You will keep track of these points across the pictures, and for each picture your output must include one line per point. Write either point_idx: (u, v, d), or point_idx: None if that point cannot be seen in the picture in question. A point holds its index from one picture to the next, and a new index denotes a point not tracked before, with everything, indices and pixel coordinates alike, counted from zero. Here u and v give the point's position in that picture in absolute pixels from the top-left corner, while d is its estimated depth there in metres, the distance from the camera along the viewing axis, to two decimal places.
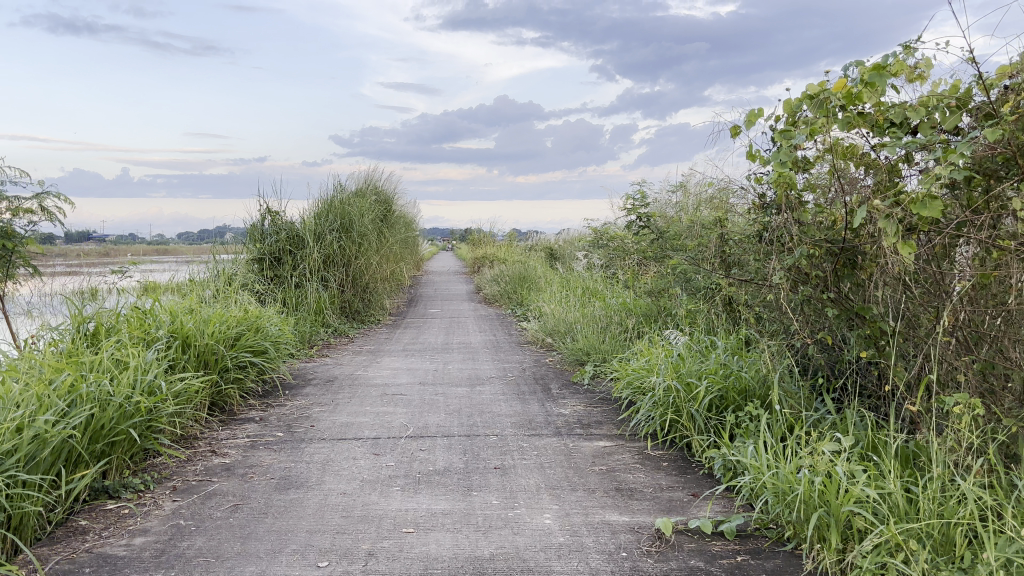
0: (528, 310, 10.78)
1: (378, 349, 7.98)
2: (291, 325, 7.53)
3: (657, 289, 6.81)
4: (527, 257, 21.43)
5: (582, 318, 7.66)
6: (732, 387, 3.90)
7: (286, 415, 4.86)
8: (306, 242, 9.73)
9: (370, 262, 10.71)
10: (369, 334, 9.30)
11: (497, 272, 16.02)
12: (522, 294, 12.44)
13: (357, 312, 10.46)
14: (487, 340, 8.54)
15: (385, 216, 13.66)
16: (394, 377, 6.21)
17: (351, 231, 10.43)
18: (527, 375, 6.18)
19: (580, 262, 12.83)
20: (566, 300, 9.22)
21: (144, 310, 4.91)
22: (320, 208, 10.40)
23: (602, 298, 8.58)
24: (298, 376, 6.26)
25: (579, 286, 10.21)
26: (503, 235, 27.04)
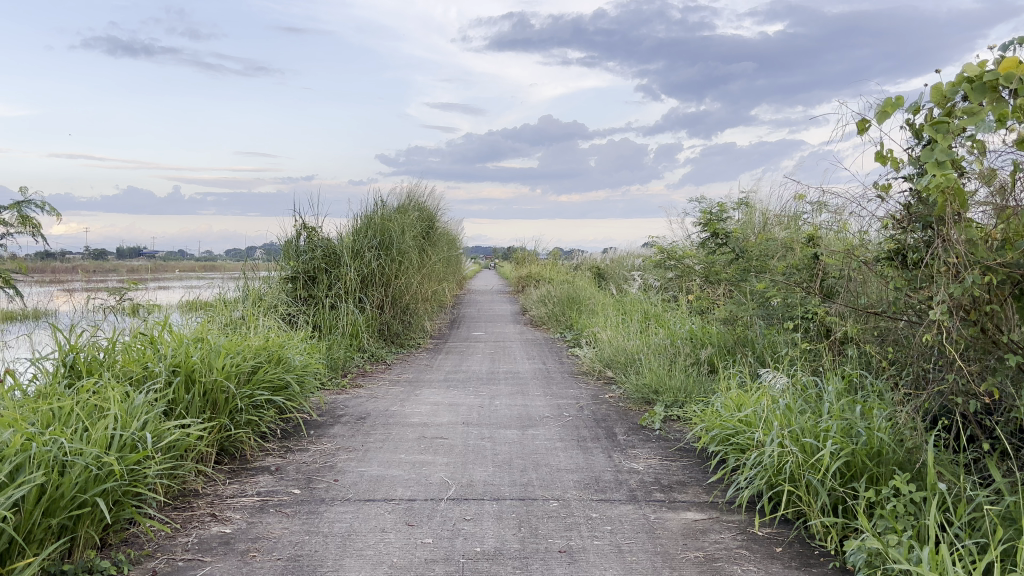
0: (580, 335, 9.98)
1: (417, 378, 7.25)
2: (323, 351, 6.86)
3: (734, 317, 5.96)
4: (574, 276, 20.60)
5: (645, 348, 6.83)
6: (865, 452, 3.07)
7: (307, 465, 4.13)
8: (343, 261, 9.08)
9: (411, 281, 10.01)
10: (411, 360, 8.60)
11: (544, 292, 15.26)
12: (572, 317, 11.61)
13: (397, 336, 9.76)
14: (538, 369, 7.77)
15: (427, 233, 13.01)
16: (434, 415, 5.45)
17: (392, 249, 9.76)
18: (586, 416, 5.36)
19: (634, 283, 12.01)
20: (623, 326, 8.38)
21: (147, 338, 4.24)
22: (359, 224, 9.76)
23: (665, 325, 7.73)
24: (327, 411, 5.54)
25: (636, 310, 9.37)
26: (547, 254, 26.31)
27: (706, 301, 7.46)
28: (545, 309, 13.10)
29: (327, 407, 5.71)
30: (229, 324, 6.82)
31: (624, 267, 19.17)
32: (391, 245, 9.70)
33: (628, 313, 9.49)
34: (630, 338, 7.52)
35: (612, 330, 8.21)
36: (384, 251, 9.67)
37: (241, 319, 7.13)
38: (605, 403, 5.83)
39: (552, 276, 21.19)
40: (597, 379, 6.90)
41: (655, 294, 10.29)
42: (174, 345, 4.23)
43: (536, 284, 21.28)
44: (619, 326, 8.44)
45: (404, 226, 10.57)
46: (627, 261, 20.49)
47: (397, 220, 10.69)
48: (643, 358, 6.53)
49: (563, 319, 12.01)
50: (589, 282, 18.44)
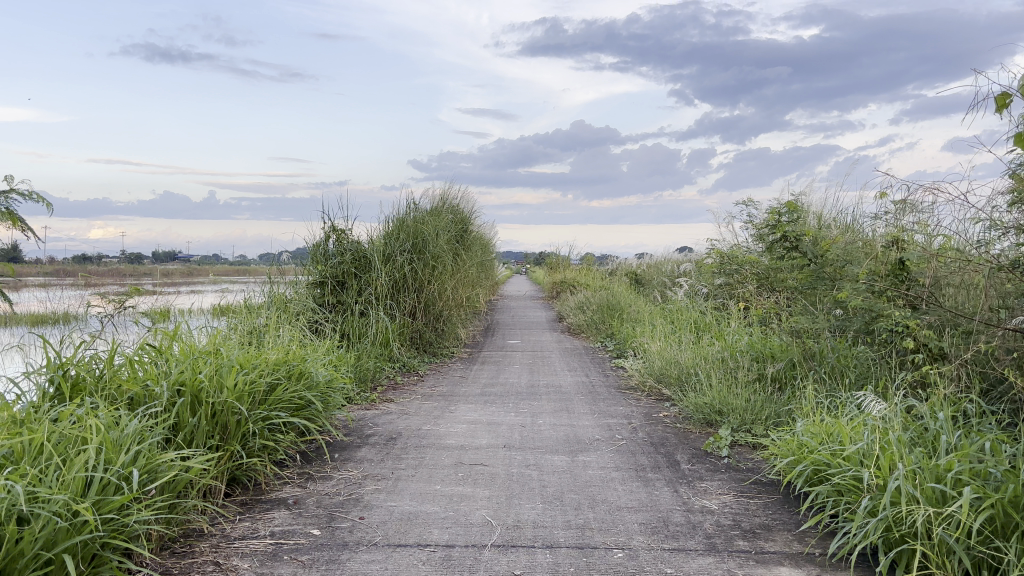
0: (623, 345, 9.41)
1: (452, 390, 6.74)
2: (351, 362, 6.38)
3: (804, 329, 5.37)
4: (610, 282, 19.99)
5: (701, 362, 6.25)
6: (1011, 502, 2.48)
7: (330, 497, 3.62)
8: (373, 265, 8.61)
9: (445, 287, 9.51)
10: (445, 370, 8.12)
11: (581, 298, 14.69)
12: (613, 326, 11.03)
13: (430, 344, 9.26)
14: (580, 382, 7.23)
15: (461, 237, 12.53)
16: (472, 436, 4.93)
17: (425, 253, 9.27)
18: (641, 439, 4.80)
19: (679, 289, 11.42)
20: (672, 337, 7.80)
21: (152, 352, 3.78)
22: (392, 226, 9.29)
23: (720, 337, 7.13)
24: (355, 430, 5.03)
25: (684, 320, 8.77)
26: (581, 259, 25.70)
27: (766, 311, 6.86)
28: (584, 316, 12.53)
29: (354, 424, 5.22)
30: (252, 333, 6.37)
31: (663, 273, 18.52)
32: (424, 249, 9.21)
33: (675, 323, 8.90)
34: (682, 351, 6.94)
35: (661, 341, 7.64)
36: (417, 255, 9.18)
37: (265, 328, 6.69)
38: (661, 424, 5.26)
39: (587, 281, 20.60)
40: (649, 395, 6.33)
41: (703, 302, 9.68)
42: (182, 359, 3.75)
43: (571, 290, 20.70)
44: (668, 337, 7.86)
45: (438, 229, 10.07)
46: (665, 266, 19.83)
47: (431, 223, 10.21)
48: (699, 373, 5.94)
49: (603, 328, 11.43)
50: (628, 288, 17.82)
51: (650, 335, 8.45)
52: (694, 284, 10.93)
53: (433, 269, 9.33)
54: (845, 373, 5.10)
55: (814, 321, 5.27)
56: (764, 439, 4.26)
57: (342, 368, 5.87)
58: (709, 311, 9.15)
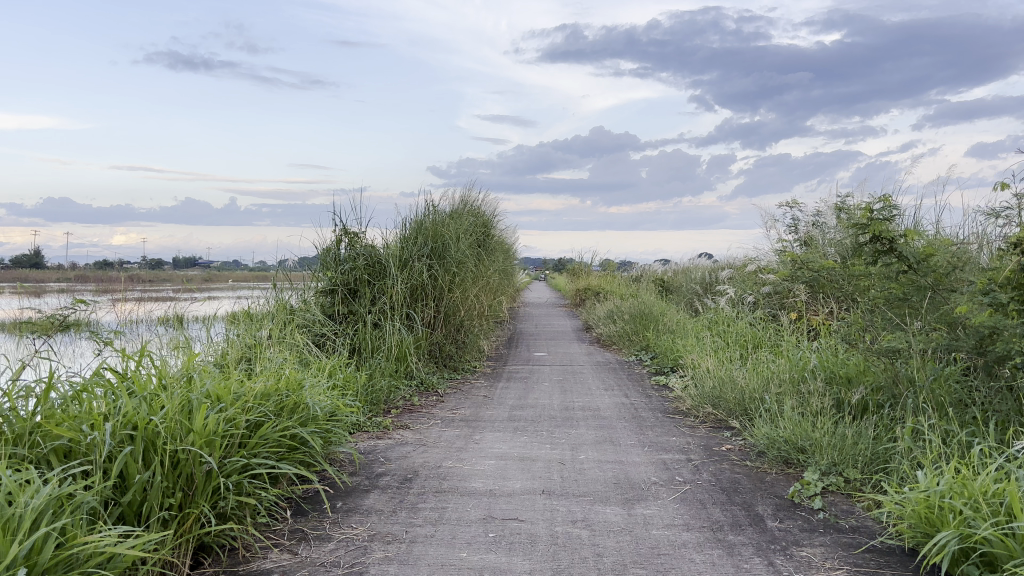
0: (663, 360, 8.57)
1: (476, 414, 5.92)
2: (361, 384, 5.59)
3: (898, 349, 4.51)
4: (636, 290, 19.09)
5: (767, 388, 5.39)
6: None
7: (326, 570, 2.78)
8: (388, 271, 7.82)
9: (466, 296, 8.70)
10: (464, 388, 7.31)
11: (609, 307, 13.84)
12: (648, 338, 10.15)
13: (450, 357, 8.45)
14: (618, 404, 6.41)
15: (483, 241, 11.73)
16: (503, 476, 4.10)
17: (445, 258, 8.48)
18: (710, 485, 3.96)
19: (719, 298, 10.58)
20: (722, 354, 6.93)
21: (105, 383, 3.03)
22: (411, 230, 8.51)
23: (781, 355, 6.26)
24: (363, 468, 4.22)
25: (732, 333, 7.89)
26: (604, 265, 24.83)
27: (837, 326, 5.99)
28: (613, 326, 11.66)
29: (362, 460, 4.41)
30: (248, 350, 5.59)
31: (692, 281, 17.61)
32: (445, 254, 8.41)
33: (721, 337, 8.04)
34: (737, 372, 6.08)
35: (712, 358, 6.77)
36: (436, 261, 8.39)
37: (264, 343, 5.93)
38: (728, 462, 4.41)
39: (611, 289, 19.74)
40: (704, 422, 5.47)
41: (749, 313, 8.80)
42: (139, 392, 3.00)
43: (596, 298, 19.82)
44: (718, 354, 6.99)
45: (460, 233, 9.27)
46: (695, 273, 18.90)
47: (453, 227, 9.43)
48: (767, 399, 5.08)
49: (636, 341, 10.56)
50: (656, 295, 16.93)
51: (694, 351, 7.58)
52: (737, 293, 10.05)
53: (454, 276, 8.53)
54: (952, 403, 4.23)
55: (910, 338, 4.40)
56: (877, 496, 3.40)
57: (349, 392, 5.08)
58: (758, 324, 8.26)
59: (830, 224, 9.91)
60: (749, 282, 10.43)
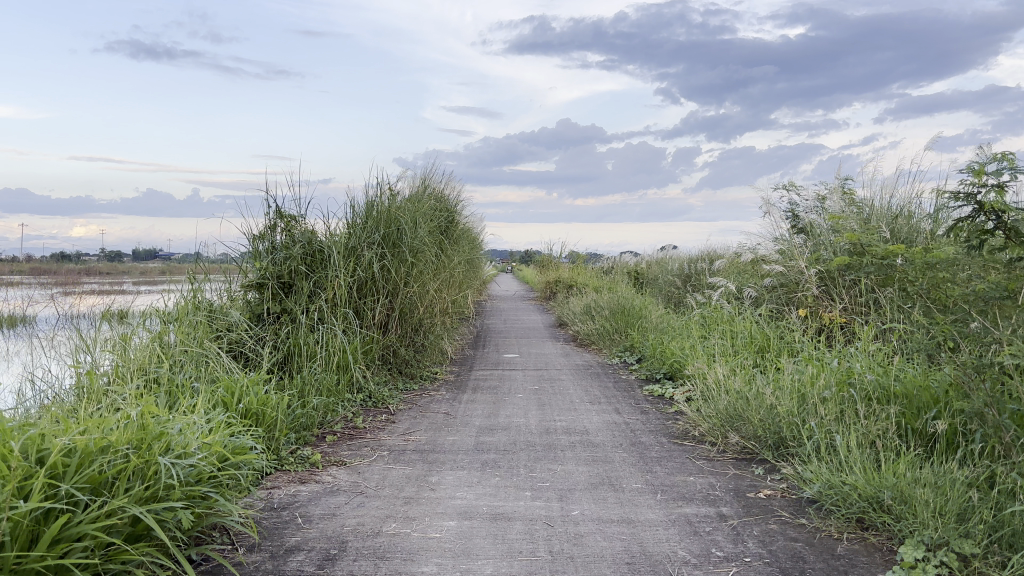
0: (653, 365, 7.40)
1: (434, 442, 4.67)
2: (283, 410, 4.33)
3: (998, 363, 3.36)
4: (610, 282, 17.95)
5: (807, 409, 4.21)
6: None
7: None
8: (331, 260, 6.53)
9: (424, 290, 7.44)
10: (420, 402, 6.05)
11: (585, 301, 12.63)
12: (633, 338, 8.95)
13: (406, 362, 7.18)
14: (608, 424, 5.20)
15: (446, 229, 10.45)
16: (468, 552, 2.85)
17: (401, 244, 7.21)
18: (764, 566, 2.75)
19: (711, 292, 9.44)
20: (732, 361, 5.75)
21: None
22: (360, 212, 7.23)
23: (812, 363, 5.08)
24: (268, 541, 2.95)
25: (737, 333, 6.72)
26: (575, 256, 23.66)
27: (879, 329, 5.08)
28: (591, 324, 10.46)
29: (268, 525, 3.14)
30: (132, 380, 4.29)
31: (670, 273, 16.49)
32: (400, 241, 7.14)
33: (723, 338, 6.87)
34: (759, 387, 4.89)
35: (722, 366, 5.59)
36: (391, 248, 7.13)
37: (161, 363, 4.65)
38: (777, 521, 3.21)
39: (583, 281, 18.55)
40: (724, 455, 4.27)
41: (752, 310, 7.65)
42: None
43: (567, 292, 18.64)
44: (728, 361, 5.82)
45: (419, 218, 7.99)
46: (672, 265, 17.79)
47: (411, 211, 8.15)
48: (813, 426, 3.90)
49: (619, 341, 9.36)
50: (632, 288, 15.78)
51: (696, 357, 6.40)
52: (732, 287, 8.90)
53: (412, 267, 7.28)
54: None
55: (1021, 345, 3.24)
56: None
57: (257, 429, 3.81)
58: (765, 322, 7.10)
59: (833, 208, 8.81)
60: (743, 275, 9.29)
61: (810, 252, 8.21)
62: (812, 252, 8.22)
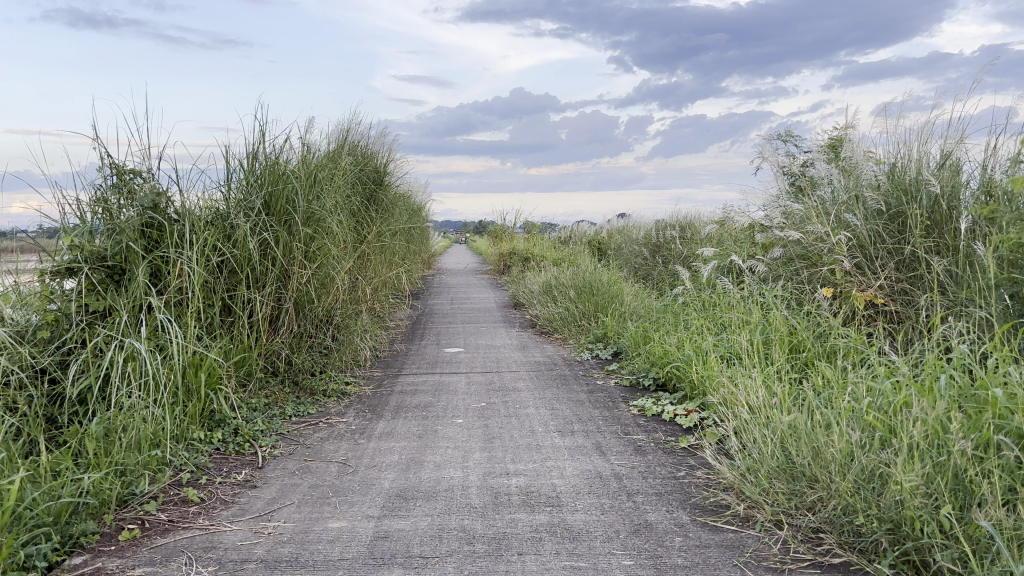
0: (637, 365, 5.59)
1: (304, 538, 2.77)
2: (9, 511, 2.42)
3: None
4: (569, 253, 16.09)
5: (948, 491, 2.42)
6: None
7: None
8: (182, 238, 4.56)
9: (328, 272, 5.50)
10: (309, 439, 4.15)
11: (543, 277, 10.76)
12: (606, 328, 7.10)
13: (304, 370, 5.26)
14: (589, 479, 3.35)
15: (371, 193, 8.46)
16: None
17: (297, 210, 5.26)
18: None
19: (700, 265, 7.66)
20: (763, 376, 3.92)
21: None
22: (239, 167, 5.25)
23: (902, 386, 3.28)
24: None
25: (752, 325, 4.93)
26: (528, 225, 21.73)
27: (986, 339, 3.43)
28: (551, 306, 8.59)
29: None
30: None
31: (637, 243, 14.68)
32: (294, 204, 5.20)
33: (733, 331, 5.06)
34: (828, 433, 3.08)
35: (755, 383, 3.76)
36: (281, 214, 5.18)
37: None
38: None
39: (540, 253, 16.69)
40: (800, 564, 2.45)
41: (762, 289, 5.85)
42: None
43: (523, 265, 16.72)
44: (756, 374, 4.00)
45: (324, 177, 6.01)
46: (637, 233, 16.02)
47: (319, 168, 6.18)
48: (989, 526, 2.09)
49: (587, 330, 7.50)
50: (594, 260, 13.94)
51: (703, 366, 4.58)
52: (727, 259, 7.10)
53: (308, 242, 5.35)
54: None
55: None
56: None
57: None
58: (786, 306, 5.32)
59: (850, 160, 7.06)
60: (736, 244, 7.49)
61: (829, 212, 6.43)
62: (831, 213, 6.45)
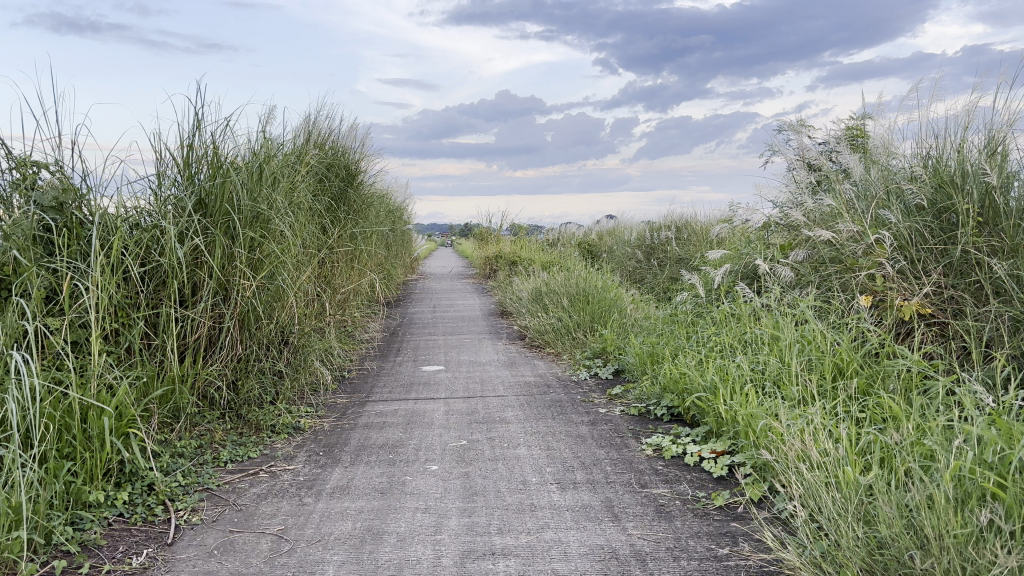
0: (646, 389, 4.75)
1: None
2: None
3: None
4: (557, 256, 15.22)
5: None
6: None
7: None
8: (90, 250, 3.69)
9: (280, 283, 4.64)
10: (242, 498, 3.28)
11: (532, 283, 9.90)
12: (605, 342, 6.26)
13: (249, 401, 4.42)
14: (602, 562, 2.51)
15: (340, 192, 7.58)
16: None
17: (240, 211, 4.40)
18: None
19: (708, 269, 6.84)
20: (819, 417, 3.09)
21: None
22: (170, 159, 4.40)
23: (1022, 438, 2.45)
24: None
25: (786, 345, 4.11)
26: (515, 228, 20.86)
27: None
28: (541, 316, 7.74)
29: None
30: None
31: (628, 245, 13.86)
32: (236, 204, 4.34)
33: (763, 352, 4.23)
34: (930, 512, 2.24)
35: (810, 426, 2.93)
36: (220, 216, 4.31)
37: None
38: None
39: (527, 257, 15.86)
40: None
41: (791, 298, 5.01)
42: None
43: (510, 269, 15.84)
44: (808, 414, 3.16)
45: (277, 171, 5.14)
46: (628, 234, 15.22)
47: (274, 162, 5.30)
48: None
49: (583, 345, 6.65)
50: (586, 264, 13.11)
51: (734, 398, 3.75)
52: (741, 263, 6.27)
53: (253, 248, 4.49)
54: None
55: None
56: None
57: None
58: (822, 319, 4.50)
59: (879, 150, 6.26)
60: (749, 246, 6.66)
61: (862, 209, 5.61)
62: (862, 209, 5.64)
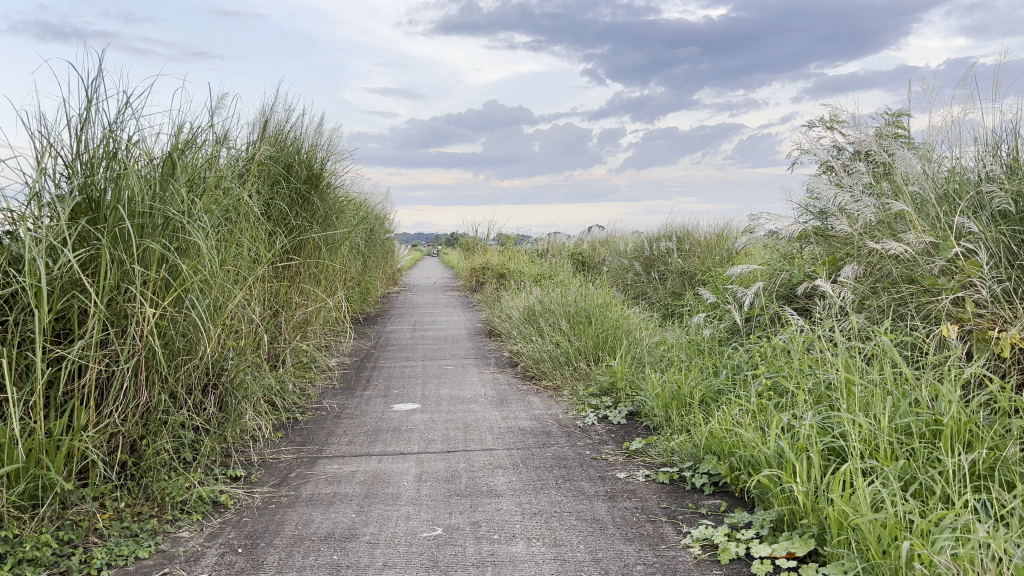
0: (678, 449, 3.68)
1: None
2: None
3: None
4: (548, 268, 14.13)
5: None
6: None
7: None
8: None
9: (198, 310, 3.55)
10: None
11: (523, 299, 8.82)
12: (615, 377, 5.19)
13: (155, 466, 3.34)
14: None
15: (302, 196, 6.47)
16: None
17: (144, 216, 3.33)
18: None
19: (736, 289, 5.79)
20: (977, 537, 2.03)
21: None
22: (48, 149, 3.29)
23: None
24: None
25: (874, 399, 3.06)
26: (502, 237, 19.77)
27: None
28: (536, 341, 6.66)
29: None
30: None
31: (625, 256, 12.80)
32: (137, 207, 3.27)
33: (840, 406, 3.17)
34: None
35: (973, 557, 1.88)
36: (114, 222, 3.23)
37: None
38: None
39: (516, 269, 14.78)
40: None
41: (858, 329, 3.96)
42: None
43: (497, 283, 14.72)
44: (955, 528, 2.11)
45: (202, 164, 4.02)
46: (624, 244, 14.16)
47: (204, 156, 4.20)
48: None
49: (587, 379, 5.58)
50: (580, 277, 12.05)
51: (821, 479, 2.69)
52: (778, 281, 5.22)
53: (161, 265, 3.42)
54: None
55: None
56: None
57: None
58: (908, 359, 3.43)
59: (942, 147, 5.23)
60: (784, 261, 5.60)
61: (931, 215, 4.57)
62: (932, 216, 4.59)
